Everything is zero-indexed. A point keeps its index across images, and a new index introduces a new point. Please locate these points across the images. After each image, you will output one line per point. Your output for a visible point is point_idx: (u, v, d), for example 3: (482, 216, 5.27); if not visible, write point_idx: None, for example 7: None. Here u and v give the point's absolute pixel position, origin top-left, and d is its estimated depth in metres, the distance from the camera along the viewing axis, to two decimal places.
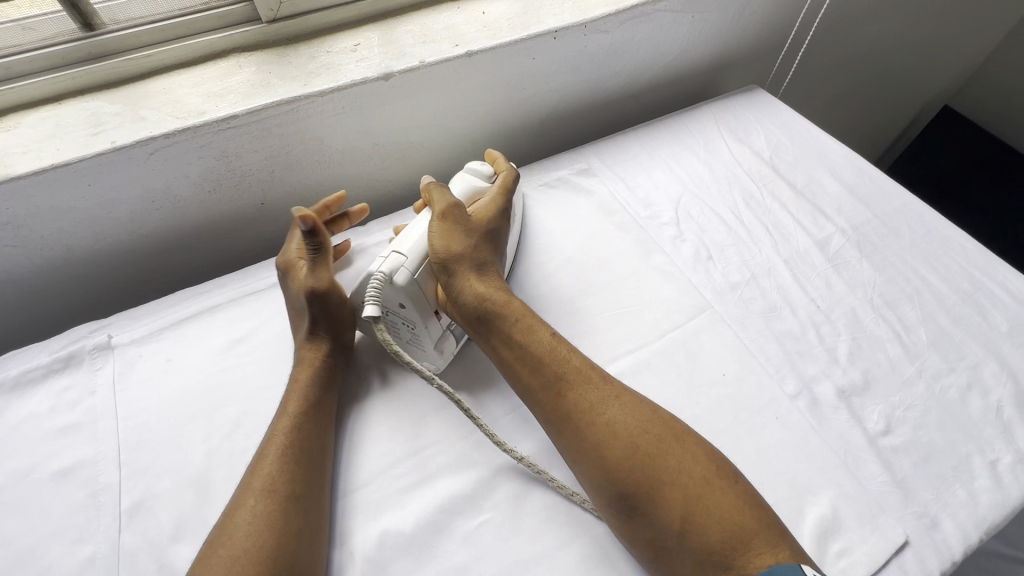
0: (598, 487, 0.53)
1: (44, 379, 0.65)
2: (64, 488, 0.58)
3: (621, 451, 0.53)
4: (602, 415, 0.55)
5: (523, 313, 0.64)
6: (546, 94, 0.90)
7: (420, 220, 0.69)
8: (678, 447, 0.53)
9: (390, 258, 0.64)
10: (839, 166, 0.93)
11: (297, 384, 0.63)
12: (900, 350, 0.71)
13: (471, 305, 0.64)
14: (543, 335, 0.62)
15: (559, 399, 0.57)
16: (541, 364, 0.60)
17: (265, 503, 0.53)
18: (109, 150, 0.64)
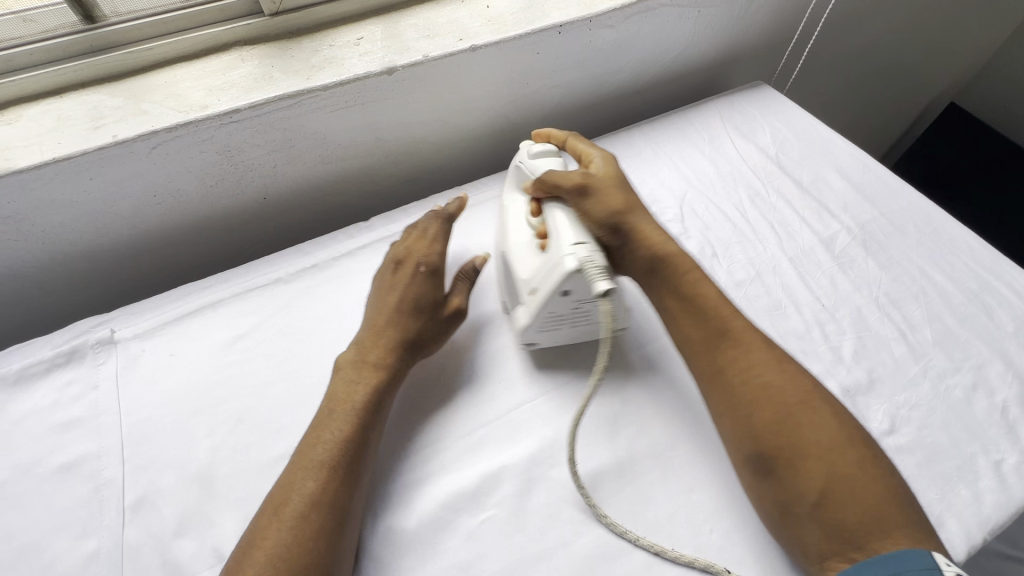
0: (738, 445, 0.55)
1: (46, 374, 0.65)
2: (67, 483, 0.58)
3: (769, 411, 0.54)
4: (758, 375, 0.57)
5: (680, 257, 0.67)
6: (550, 89, 0.90)
7: (563, 211, 0.67)
8: (822, 411, 0.54)
9: (579, 250, 0.61)
10: (845, 163, 0.92)
11: (357, 386, 0.61)
12: (905, 349, 0.71)
13: (641, 260, 0.67)
14: (708, 287, 0.64)
15: (713, 357, 0.60)
16: (702, 318, 0.62)
17: (309, 510, 0.52)
18: (111, 144, 0.63)
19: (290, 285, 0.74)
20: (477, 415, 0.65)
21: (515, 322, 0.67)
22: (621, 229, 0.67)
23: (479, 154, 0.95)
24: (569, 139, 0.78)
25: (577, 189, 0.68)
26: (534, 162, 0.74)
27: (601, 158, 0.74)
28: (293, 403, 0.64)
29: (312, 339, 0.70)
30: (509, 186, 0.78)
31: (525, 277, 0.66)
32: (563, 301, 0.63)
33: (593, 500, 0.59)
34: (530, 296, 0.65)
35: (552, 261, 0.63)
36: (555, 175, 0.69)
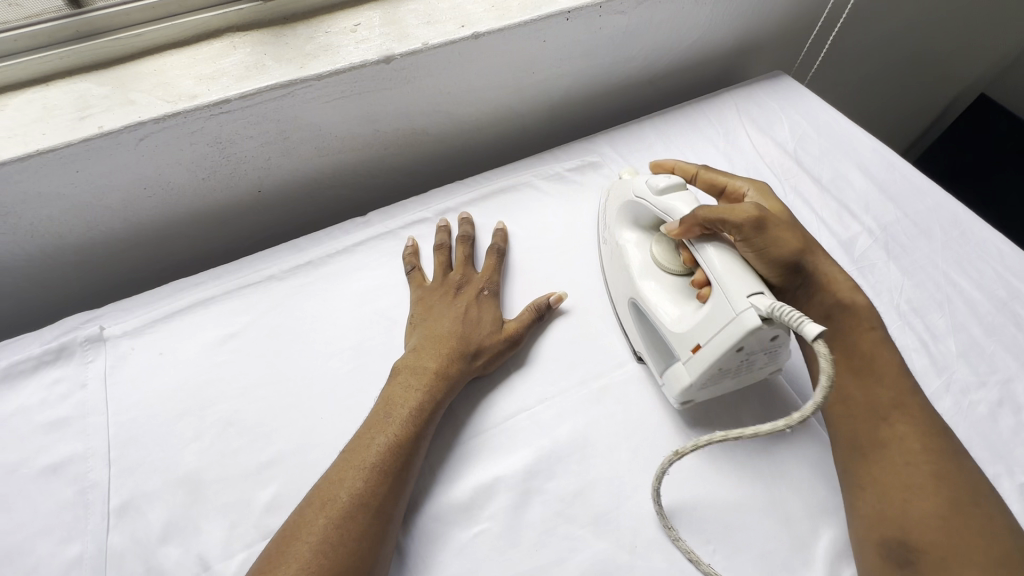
0: (876, 526, 0.50)
1: (35, 371, 0.63)
2: (53, 485, 0.57)
3: (932, 507, 0.48)
4: (926, 462, 0.51)
5: (865, 310, 0.62)
6: (557, 79, 0.85)
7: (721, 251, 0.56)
8: (994, 519, 0.47)
9: (757, 300, 0.51)
10: (868, 160, 0.87)
11: (409, 388, 0.60)
12: (927, 361, 0.67)
13: (819, 305, 0.62)
14: (889, 354, 0.58)
15: (876, 430, 0.54)
16: (876, 386, 0.56)
17: (357, 513, 0.50)
18: (96, 135, 0.61)
19: (284, 282, 0.72)
20: (474, 423, 0.62)
21: (674, 377, 0.59)
22: (795, 271, 0.61)
23: (484, 147, 0.91)
24: (702, 174, 0.72)
25: (752, 224, 0.57)
26: (661, 199, 0.64)
27: (753, 190, 0.70)
28: (283, 406, 0.62)
29: (304, 339, 0.67)
30: (619, 223, 0.72)
31: (679, 332, 0.58)
32: (734, 357, 0.54)
33: (591, 515, 0.56)
34: (695, 351, 0.56)
35: (727, 313, 0.53)
36: (713, 209, 0.57)
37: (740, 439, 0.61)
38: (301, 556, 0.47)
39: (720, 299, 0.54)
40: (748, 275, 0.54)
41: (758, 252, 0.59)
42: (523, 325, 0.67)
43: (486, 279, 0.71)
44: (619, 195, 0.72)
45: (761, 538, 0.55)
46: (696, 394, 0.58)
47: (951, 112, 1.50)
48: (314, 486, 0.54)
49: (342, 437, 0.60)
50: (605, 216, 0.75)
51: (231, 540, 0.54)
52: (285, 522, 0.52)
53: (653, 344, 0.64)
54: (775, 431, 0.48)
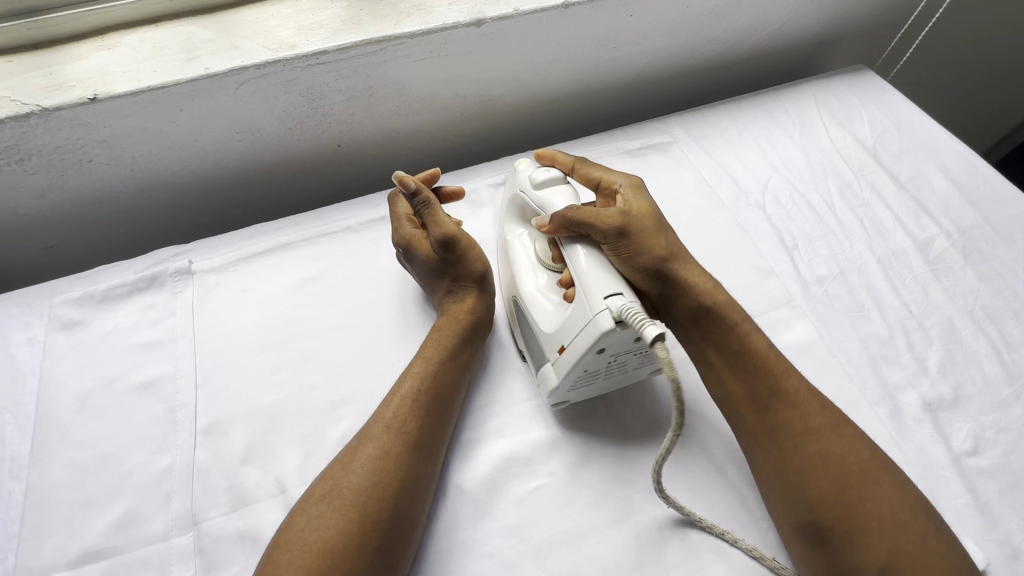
0: (790, 509, 0.53)
1: (129, 296, 0.68)
2: (145, 401, 0.61)
3: (826, 486, 0.51)
4: (814, 442, 0.53)
5: (731, 307, 0.60)
6: (636, 56, 0.85)
7: (592, 263, 0.56)
8: (881, 481, 0.51)
9: (612, 303, 0.52)
10: (951, 161, 0.84)
11: (437, 331, 0.62)
12: (999, 369, 0.66)
13: (687, 313, 0.60)
14: (761, 342, 0.58)
15: (763, 419, 0.55)
16: (749, 377, 0.57)
17: (382, 433, 0.54)
18: (203, 76, 0.64)
19: (359, 234, 0.75)
20: (535, 384, 0.64)
21: (544, 380, 0.59)
22: (658, 279, 0.59)
23: (553, 120, 0.91)
24: (577, 168, 0.68)
25: (613, 231, 0.57)
26: (537, 193, 0.64)
27: (627, 186, 0.65)
28: (355, 350, 0.65)
29: (376, 289, 0.70)
30: (510, 218, 0.70)
31: (547, 334, 0.58)
32: (598, 359, 0.54)
33: (647, 482, 0.58)
34: (560, 352, 0.56)
35: (586, 317, 0.53)
36: (580, 211, 0.57)
37: None
38: (334, 475, 0.52)
39: (580, 302, 0.55)
40: (610, 279, 0.55)
41: (620, 258, 0.58)
42: (453, 229, 0.63)
43: (404, 225, 0.65)
44: (509, 190, 0.70)
45: None
46: (555, 395, 0.59)
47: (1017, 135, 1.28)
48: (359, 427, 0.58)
49: None
50: (501, 212, 0.73)
51: (305, 468, 0.58)
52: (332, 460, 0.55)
53: (529, 343, 0.63)
54: (675, 438, 0.49)
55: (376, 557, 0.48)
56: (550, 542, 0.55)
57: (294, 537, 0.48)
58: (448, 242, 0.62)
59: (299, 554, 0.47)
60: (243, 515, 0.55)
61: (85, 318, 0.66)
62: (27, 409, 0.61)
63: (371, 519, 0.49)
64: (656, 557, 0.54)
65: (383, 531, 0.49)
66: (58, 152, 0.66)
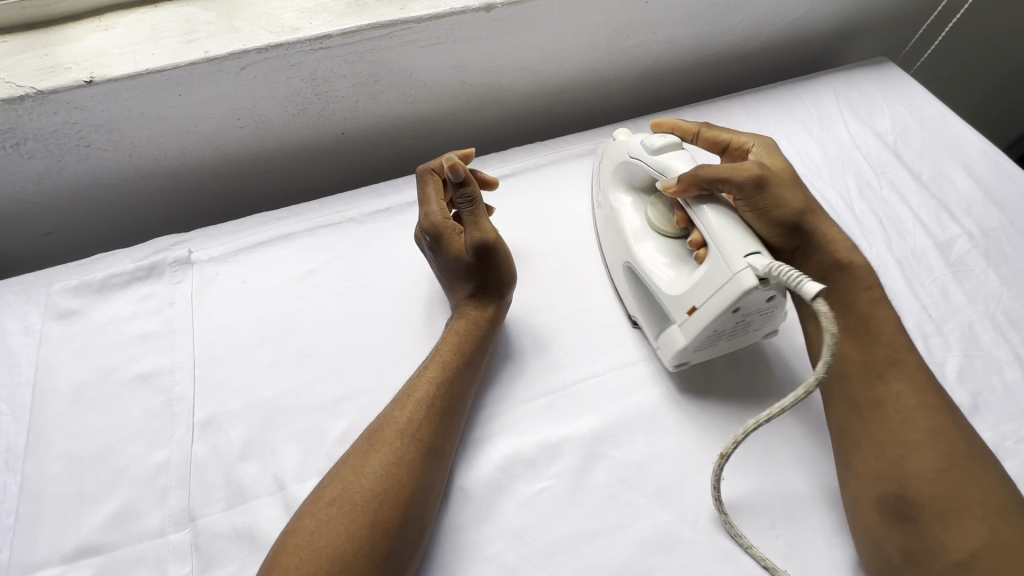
0: (873, 483, 0.51)
1: (126, 286, 0.66)
2: (142, 393, 0.60)
3: (928, 463, 0.50)
4: (923, 419, 0.51)
5: (865, 270, 0.59)
6: (651, 44, 0.82)
7: (726, 222, 0.54)
8: (986, 472, 0.49)
9: (754, 261, 0.51)
10: (975, 160, 0.81)
11: (450, 334, 0.60)
12: (1020, 376, 0.64)
13: (820, 268, 0.60)
14: (885, 313, 0.57)
15: (871, 388, 0.54)
16: (872, 344, 0.56)
17: (394, 437, 0.53)
18: (203, 60, 0.62)
19: (363, 226, 0.73)
20: (540, 383, 0.62)
21: (668, 341, 0.59)
22: (795, 231, 0.59)
23: (563, 110, 0.89)
24: (703, 132, 0.68)
25: (750, 183, 0.56)
26: (656, 158, 0.62)
27: (759, 145, 0.66)
28: (357, 345, 0.64)
29: (379, 283, 0.68)
30: (612, 185, 0.69)
31: (674, 295, 0.58)
32: (731, 318, 0.54)
33: (655, 486, 0.56)
34: (690, 314, 0.56)
35: (723, 275, 0.53)
36: (712, 167, 0.56)
37: (814, 432, 0.59)
38: (345, 480, 0.50)
39: (715, 262, 0.54)
40: (746, 235, 0.54)
41: (756, 212, 0.58)
42: (491, 232, 0.60)
43: (436, 216, 0.61)
44: (612, 158, 0.70)
45: (830, 529, 0.55)
46: (675, 360, 0.59)
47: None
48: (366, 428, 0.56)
49: None
50: (599, 179, 0.72)
51: (304, 466, 0.56)
52: (338, 460, 0.54)
53: (647, 307, 0.63)
54: (802, 399, 0.48)
55: (384, 564, 0.47)
56: (553, 545, 0.53)
57: (302, 542, 0.47)
58: (486, 245, 0.60)
59: (308, 559, 0.45)
60: (241, 512, 0.54)
61: (83, 307, 0.65)
62: (23, 400, 0.60)
63: (383, 527, 0.48)
64: (662, 563, 0.53)
65: (393, 539, 0.48)
66: (54, 136, 0.64)
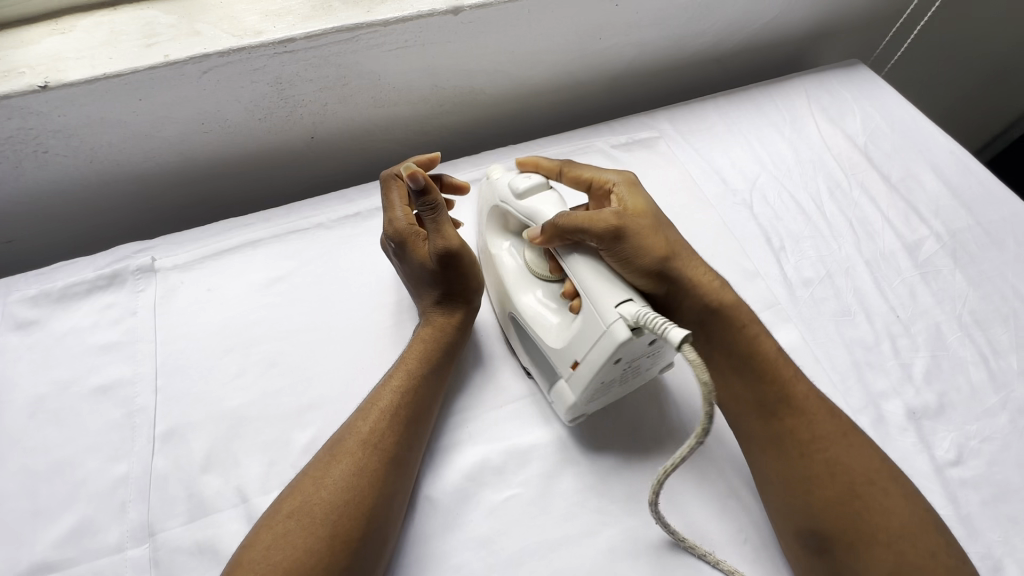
0: (790, 517, 0.52)
1: (88, 295, 0.65)
2: (102, 405, 0.59)
3: (829, 495, 0.50)
4: (821, 453, 0.52)
5: (733, 308, 0.58)
6: (623, 47, 0.82)
7: (599, 273, 0.52)
8: (889, 493, 0.50)
9: (625, 309, 0.49)
10: (944, 161, 0.82)
11: (416, 343, 0.60)
12: (985, 376, 0.64)
13: (692, 310, 0.58)
14: (768, 344, 0.57)
15: (767, 427, 0.55)
16: (757, 382, 0.56)
17: (357, 448, 0.52)
18: (163, 64, 0.60)
19: (332, 231, 0.72)
20: (508, 390, 0.62)
21: (559, 397, 0.56)
22: (661, 278, 0.57)
23: (538, 113, 0.88)
24: (565, 170, 0.63)
25: (609, 236, 0.54)
26: (523, 203, 0.59)
27: (622, 183, 0.61)
28: (325, 352, 0.63)
29: (348, 289, 0.67)
30: (492, 232, 0.66)
31: (558, 349, 0.55)
32: (614, 368, 0.51)
33: (623, 492, 0.56)
34: (575, 367, 0.53)
35: (598, 327, 0.50)
36: (572, 218, 0.54)
37: None
38: (305, 493, 0.49)
39: (590, 314, 0.52)
40: (616, 283, 0.51)
41: (621, 262, 0.55)
42: (455, 240, 0.58)
43: (400, 222, 0.60)
44: (484, 200, 0.66)
45: None
46: (569, 417, 0.56)
47: (1013, 130, 1.26)
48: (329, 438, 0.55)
49: None
50: (478, 225, 0.69)
51: (268, 477, 0.55)
52: (299, 471, 0.53)
53: (537, 359, 0.60)
54: (693, 450, 0.47)
55: None
56: (521, 554, 0.53)
57: (259, 556, 0.45)
58: (449, 253, 0.58)
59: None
60: (202, 526, 0.53)
61: (42, 317, 0.63)
62: None
63: (344, 538, 0.47)
64: (629, 570, 0.53)
65: (354, 553, 0.47)
66: (10, 142, 0.62)
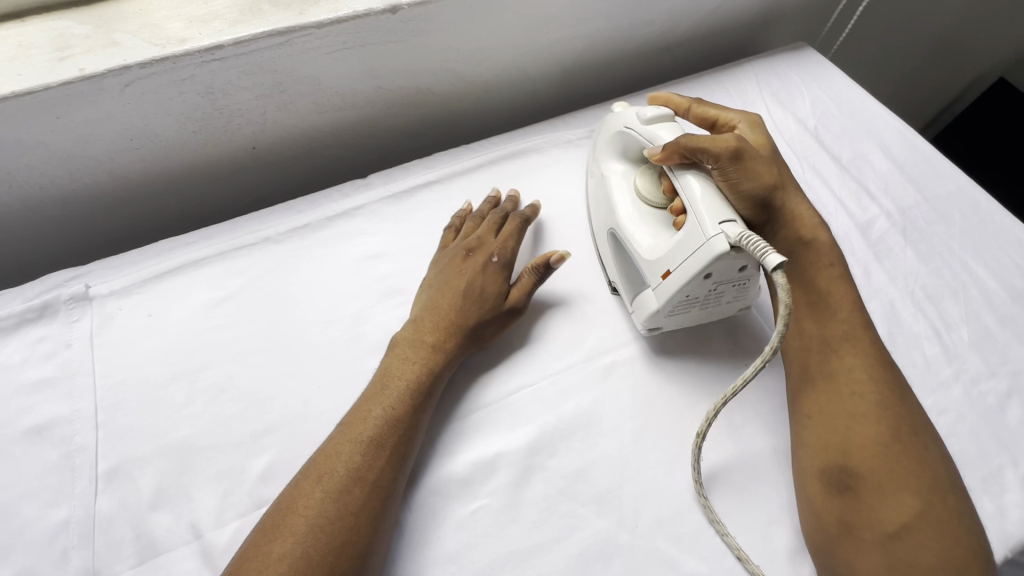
0: (819, 452, 0.52)
1: (16, 330, 0.60)
2: (37, 447, 0.55)
3: (872, 435, 0.51)
4: (871, 393, 0.53)
5: (826, 248, 0.62)
6: (572, 39, 0.81)
7: (707, 189, 0.56)
8: (929, 450, 0.50)
9: (728, 228, 0.52)
10: (891, 140, 0.84)
11: (409, 363, 0.57)
12: (939, 350, 0.66)
13: (786, 241, 0.62)
14: (844, 291, 0.59)
15: (825, 361, 0.56)
16: (830, 320, 0.58)
17: (338, 480, 0.48)
18: (78, 79, 0.56)
19: (281, 245, 0.69)
20: (471, 401, 0.60)
21: (642, 304, 0.60)
22: (765, 206, 0.60)
23: (490, 110, 0.86)
24: (693, 108, 0.69)
25: (729, 155, 0.57)
26: (648, 128, 0.64)
27: (745, 123, 0.68)
28: (278, 372, 0.60)
29: (300, 305, 0.65)
30: (605, 152, 0.70)
31: (650, 259, 0.59)
32: (703, 284, 0.55)
33: (593, 493, 0.55)
34: (665, 277, 0.57)
35: (698, 240, 0.53)
36: (696, 137, 0.57)
37: (746, 420, 0.60)
38: (295, 531, 0.45)
39: (691, 228, 0.54)
40: (722, 206, 0.54)
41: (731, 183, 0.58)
42: (521, 300, 0.62)
43: (505, 254, 0.65)
44: (606, 129, 0.71)
45: (765, 520, 0.55)
46: (650, 322, 0.60)
47: (953, 108, 1.37)
48: (308, 460, 0.51)
49: (339, 408, 0.58)
50: (592, 153, 0.74)
51: (222, 509, 0.53)
52: (272, 504, 0.49)
53: (627, 274, 0.64)
54: (757, 371, 0.49)
55: None
56: (491, 566, 0.52)
57: None
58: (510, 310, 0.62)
59: None
60: (153, 567, 0.50)
61: None
62: None
63: None
64: (602, 572, 0.52)
65: None
66: None
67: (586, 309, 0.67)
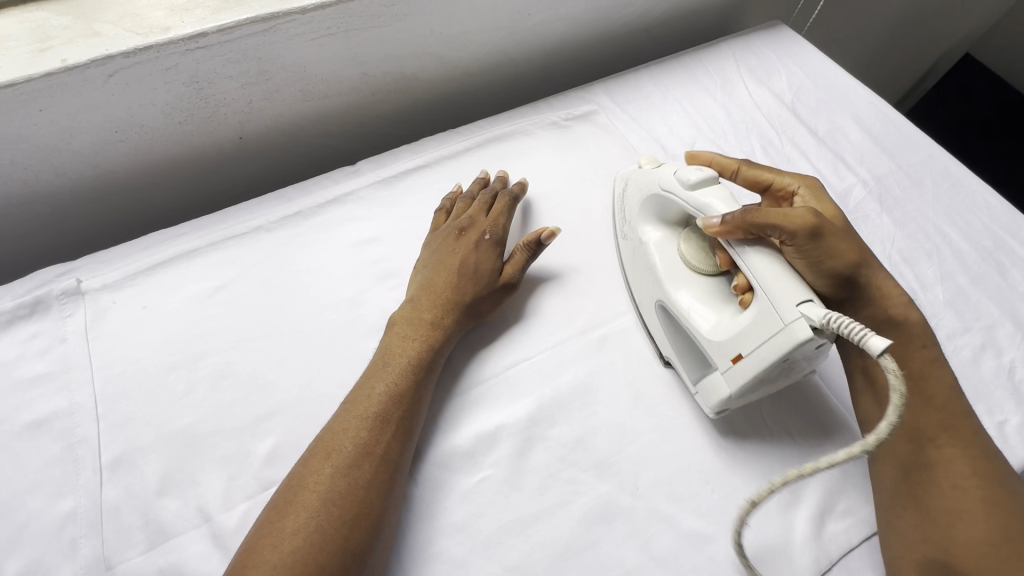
0: (919, 551, 0.48)
1: (8, 326, 0.60)
2: (38, 441, 0.55)
3: (980, 536, 0.46)
4: (978, 490, 0.48)
5: (917, 326, 0.56)
6: (553, 21, 0.81)
7: (778, 266, 0.51)
8: None
9: (807, 310, 0.47)
10: (864, 112, 0.87)
11: (407, 339, 0.58)
12: (916, 308, 0.69)
13: (871, 321, 0.56)
14: (942, 374, 0.53)
15: (919, 454, 0.51)
16: (924, 408, 0.52)
17: (346, 455, 0.49)
18: (60, 70, 0.56)
19: (273, 233, 0.69)
20: (471, 377, 0.61)
21: (710, 387, 0.56)
22: (846, 283, 0.55)
23: (475, 94, 0.87)
24: (743, 170, 0.65)
25: (804, 233, 0.51)
26: (692, 194, 0.59)
27: (804, 188, 0.62)
28: (278, 358, 0.61)
29: (296, 291, 0.65)
30: (642, 216, 0.66)
31: (717, 341, 0.54)
32: (778, 369, 0.50)
33: (593, 459, 0.57)
34: (736, 361, 0.52)
35: (775, 323, 0.49)
36: (762, 213, 0.51)
37: (759, 426, 0.60)
38: (308, 506, 0.46)
39: (765, 309, 0.50)
40: (797, 283, 0.50)
41: (809, 262, 0.53)
42: (514, 276, 0.64)
43: (495, 233, 0.66)
44: (640, 189, 0.66)
45: (758, 476, 0.57)
46: (715, 406, 0.56)
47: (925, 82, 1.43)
48: (314, 439, 0.52)
49: (341, 390, 0.59)
50: (624, 213, 0.69)
51: (230, 492, 0.53)
52: (282, 482, 0.50)
53: (684, 351, 0.59)
54: (851, 458, 0.43)
55: None
56: (498, 533, 0.53)
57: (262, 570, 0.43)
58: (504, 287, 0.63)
59: None
60: (163, 552, 0.50)
61: None
62: None
63: (352, 550, 0.45)
64: (605, 533, 0.54)
65: (353, 564, 0.45)
66: None
67: (579, 285, 0.68)
